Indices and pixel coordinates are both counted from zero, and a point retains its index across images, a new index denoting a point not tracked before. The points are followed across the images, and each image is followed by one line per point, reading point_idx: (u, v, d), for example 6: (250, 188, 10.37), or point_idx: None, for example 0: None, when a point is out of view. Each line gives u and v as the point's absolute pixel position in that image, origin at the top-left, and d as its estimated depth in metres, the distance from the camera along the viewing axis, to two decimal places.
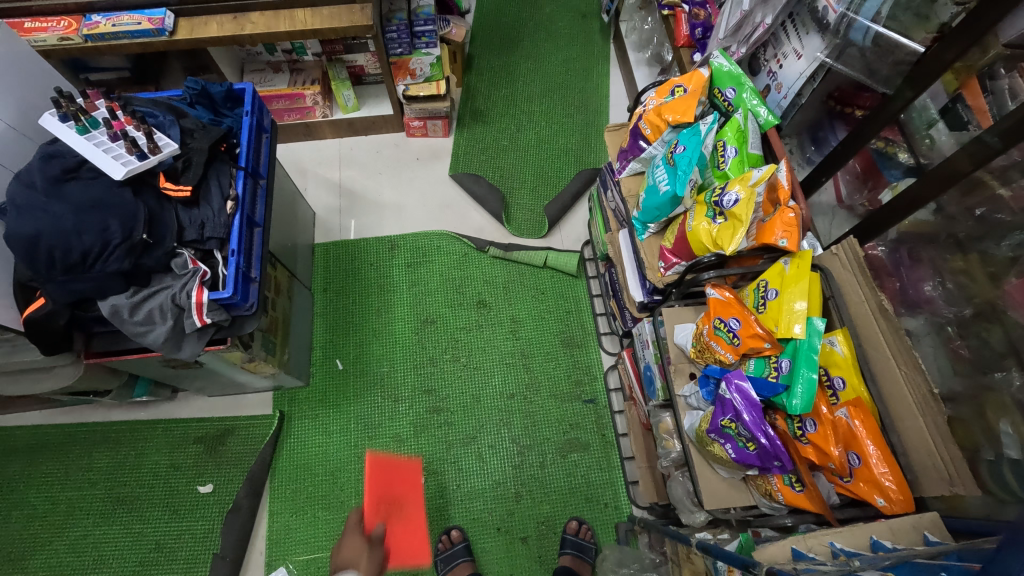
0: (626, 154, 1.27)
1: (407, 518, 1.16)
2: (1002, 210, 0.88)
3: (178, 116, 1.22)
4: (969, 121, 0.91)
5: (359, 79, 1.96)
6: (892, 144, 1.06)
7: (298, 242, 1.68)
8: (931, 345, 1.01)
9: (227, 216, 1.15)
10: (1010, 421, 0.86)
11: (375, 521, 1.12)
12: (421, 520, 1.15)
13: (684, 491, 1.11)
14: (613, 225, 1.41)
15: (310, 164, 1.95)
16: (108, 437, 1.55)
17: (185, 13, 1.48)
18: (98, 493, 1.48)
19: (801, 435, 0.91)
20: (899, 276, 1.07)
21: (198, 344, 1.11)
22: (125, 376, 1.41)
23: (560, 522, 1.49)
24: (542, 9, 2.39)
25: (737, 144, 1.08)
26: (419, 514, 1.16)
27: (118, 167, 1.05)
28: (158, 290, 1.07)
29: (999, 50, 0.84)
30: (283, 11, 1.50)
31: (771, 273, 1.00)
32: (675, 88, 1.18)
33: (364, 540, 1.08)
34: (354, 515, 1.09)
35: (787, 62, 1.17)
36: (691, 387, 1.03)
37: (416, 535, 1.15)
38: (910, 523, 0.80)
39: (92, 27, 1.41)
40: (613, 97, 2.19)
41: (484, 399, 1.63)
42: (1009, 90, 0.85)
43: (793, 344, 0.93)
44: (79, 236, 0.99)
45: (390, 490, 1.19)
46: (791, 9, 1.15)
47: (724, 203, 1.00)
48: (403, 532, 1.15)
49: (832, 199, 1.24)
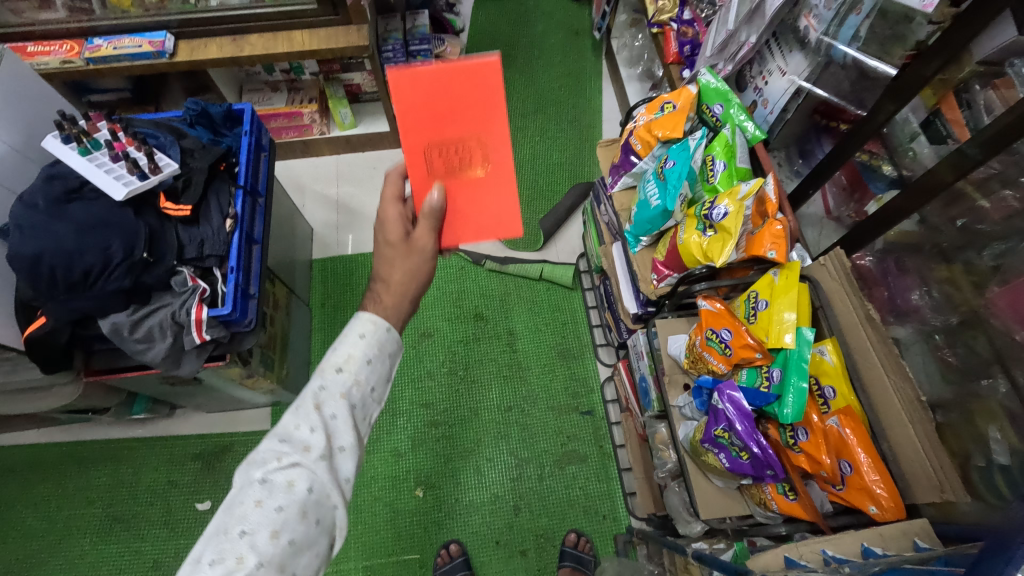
0: (618, 169, 1.29)
1: (480, 162, 0.92)
2: (984, 221, 0.90)
3: (177, 136, 1.24)
4: (948, 135, 0.93)
5: (356, 97, 1.99)
6: (875, 156, 1.10)
7: (296, 257, 1.70)
8: (920, 353, 1.03)
9: (226, 234, 1.17)
10: (999, 427, 0.88)
11: (427, 181, 0.91)
12: (502, 175, 0.93)
13: (680, 501, 1.12)
14: (607, 238, 1.43)
15: (307, 181, 1.98)
16: (106, 455, 1.55)
17: (185, 36, 1.52)
18: (95, 511, 1.48)
19: (794, 444, 0.93)
20: (887, 285, 1.09)
21: (197, 361, 1.13)
22: (123, 394, 1.42)
23: (559, 534, 1.49)
24: (535, 27, 2.43)
25: (726, 159, 1.10)
26: (509, 186, 0.94)
27: (119, 187, 1.07)
28: (159, 307, 1.09)
29: (973, 67, 0.87)
30: (281, 33, 1.53)
31: (761, 283, 1.02)
32: (664, 105, 1.21)
33: (407, 222, 0.93)
34: (393, 188, 0.94)
35: (772, 79, 1.22)
36: (685, 398, 1.05)
37: (490, 172, 0.93)
38: (900, 530, 0.81)
39: (94, 50, 1.44)
40: (606, 112, 2.22)
41: (482, 411, 1.63)
42: (985, 104, 0.87)
43: (784, 354, 0.95)
44: (81, 254, 1.00)
45: (449, 114, 0.87)
46: (775, 28, 1.19)
47: (714, 216, 1.02)
48: (477, 181, 0.93)
49: (820, 210, 1.27)
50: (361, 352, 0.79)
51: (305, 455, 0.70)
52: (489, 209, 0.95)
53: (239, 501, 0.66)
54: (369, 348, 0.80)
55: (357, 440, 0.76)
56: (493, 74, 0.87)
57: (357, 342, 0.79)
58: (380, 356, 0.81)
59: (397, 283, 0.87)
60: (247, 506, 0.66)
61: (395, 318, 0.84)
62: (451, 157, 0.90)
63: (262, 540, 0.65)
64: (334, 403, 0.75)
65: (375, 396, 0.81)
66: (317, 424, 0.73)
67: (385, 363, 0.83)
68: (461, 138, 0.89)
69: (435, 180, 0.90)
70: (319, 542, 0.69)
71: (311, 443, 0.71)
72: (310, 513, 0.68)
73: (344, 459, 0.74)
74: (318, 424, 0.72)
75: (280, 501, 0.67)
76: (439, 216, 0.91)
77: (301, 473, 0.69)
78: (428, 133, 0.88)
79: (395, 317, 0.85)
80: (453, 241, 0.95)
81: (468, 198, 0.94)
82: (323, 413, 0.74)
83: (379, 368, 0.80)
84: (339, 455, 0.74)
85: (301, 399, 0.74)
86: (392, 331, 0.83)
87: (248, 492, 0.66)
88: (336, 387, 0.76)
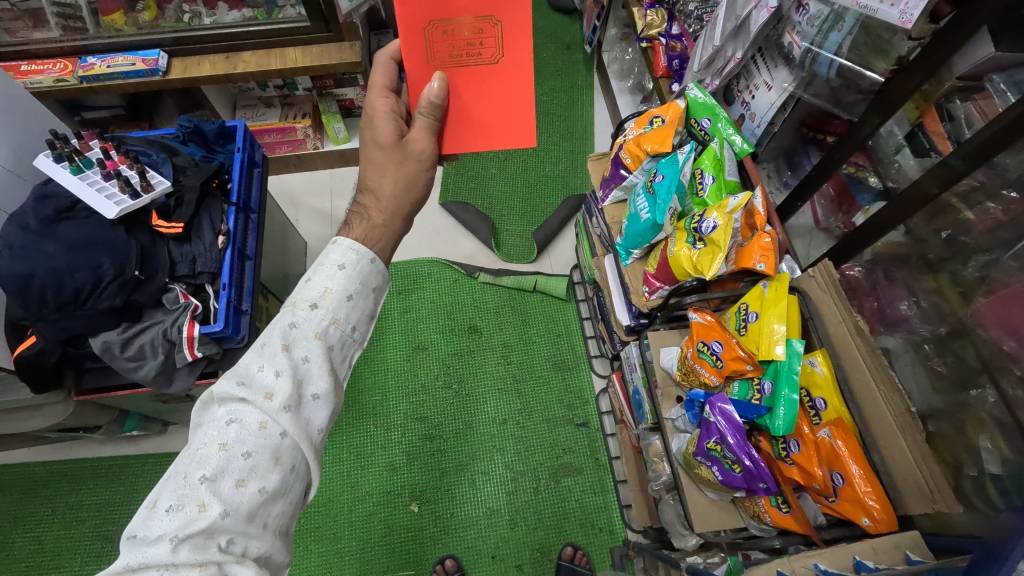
0: (609, 182, 1.30)
1: (492, 53, 0.85)
2: (968, 232, 0.91)
3: (170, 154, 1.25)
4: (931, 148, 0.95)
5: (349, 112, 2.00)
6: (862, 168, 1.11)
7: (290, 272, 1.70)
8: (910, 363, 1.03)
9: (218, 250, 1.17)
10: (989, 436, 0.88)
11: (427, 69, 0.84)
12: (515, 73, 0.87)
13: (675, 514, 1.13)
14: (599, 249, 1.44)
15: (301, 195, 1.98)
16: (97, 474, 1.53)
17: (179, 53, 1.53)
18: (86, 531, 1.46)
19: (786, 456, 0.93)
20: (876, 296, 1.10)
21: (188, 378, 1.13)
22: (115, 412, 1.41)
23: (555, 548, 1.48)
24: None
25: (714, 172, 1.12)
26: (523, 87, 0.88)
27: (110, 207, 1.07)
28: (150, 324, 1.09)
29: (953, 82, 0.88)
30: (275, 50, 1.54)
31: (752, 295, 1.03)
32: (653, 119, 1.23)
33: (400, 112, 0.87)
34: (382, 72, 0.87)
35: (758, 93, 1.23)
36: (678, 410, 1.05)
37: (501, 65, 0.86)
38: (892, 542, 0.81)
39: (87, 68, 1.45)
40: (598, 125, 2.25)
41: (477, 424, 1.63)
42: (965, 117, 0.89)
43: (774, 365, 0.95)
44: (71, 273, 1.00)
45: None
46: (760, 43, 1.20)
47: (703, 229, 1.03)
48: (484, 73, 0.86)
49: (810, 221, 1.28)
50: (339, 288, 0.71)
51: (271, 399, 0.64)
52: (497, 103, 0.88)
53: (200, 445, 0.61)
54: (345, 285, 0.72)
55: (332, 382, 0.70)
56: None
57: (333, 276, 0.72)
58: (360, 293, 0.74)
59: (389, 189, 0.83)
60: (208, 449, 0.60)
61: (391, 218, 0.82)
62: (459, 42, 0.82)
63: (227, 488, 0.59)
64: (305, 346, 0.68)
65: (356, 337, 0.74)
66: (284, 367, 0.66)
67: (364, 303, 0.75)
68: (471, 22, 0.81)
69: (436, 68, 0.84)
70: (293, 489, 0.65)
71: (276, 390, 0.65)
72: (282, 460, 0.63)
73: (317, 406, 0.68)
74: (285, 368, 0.66)
75: (248, 446, 0.62)
76: (439, 111, 0.85)
77: (267, 419, 0.63)
78: (432, 11, 0.80)
79: (383, 237, 0.79)
80: (453, 144, 0.90)
81: (474, 91, 0.87)
82: (293, 356, 0.68)
83: (357, 307, 0.73)
84: (310, 402, 0.67)
85: (269, 339, 0.68)
86: (376, 264, 0.76)
87: (210, 435, 0.61)
88: (308, 326, 0.69)
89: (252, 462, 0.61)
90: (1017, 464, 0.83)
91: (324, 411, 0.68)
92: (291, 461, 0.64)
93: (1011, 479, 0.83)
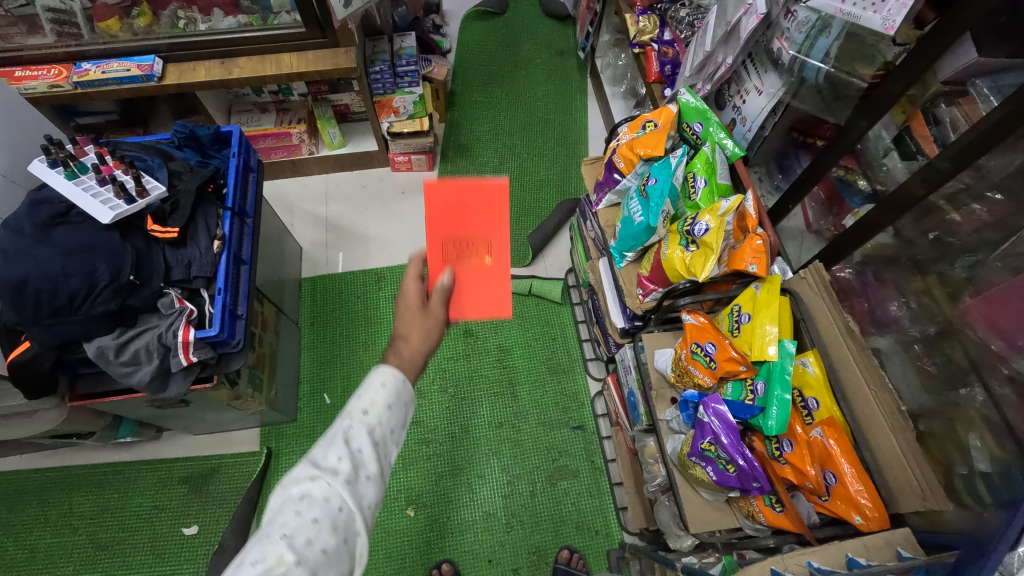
0: (602, 186, 1.31)
1: (484, 254, 0.88)
2: (955, 234, 0.93)
3: (165, 159, 1.25)
4: (918, 151, 0.97)
5: (344, 117, 2.01)
6: (851, 171, 1.12)
7: (285, 277, 1.70)
8: (900, 363, 1.04)
9: (213, 255, 1.17)
10: (979, 435, 0.89)
11: (440, 262, 0.88)
12: (504, 271, 0.87)
13: (670, 515, 1.13)
14: (593, 252, 1.45)
15: (296, 200, 1.99)
16: (91, 481, 1.52)
17: (174, 59, 1.53)
18: (79, 539, 1.45)
19: (779, 456, 0.94)
20: (867, 297, 1.11)
21: (183, 383, 1.12)
22: (109, 418, 1.40)
23: (552, 551, 1.48)
24: (521, 47, 2.48)
25: (707, 175, 1.13)
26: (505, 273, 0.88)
27: (106, 212, 1.07)
28: (145, 329, 1.09)
29: (938, 87, 0.91)
30: (270, 55, 1.55)
31: (743, 297, 1.04)
32: (646, 124, 1.24)
33: (426, 293, 0.87)
34: (413, 254, 0.88)
35: (749, 97, 1.24)
36: (672, 412, 1.06)
37: (492, 265, 0.88)
38: (883, 539, 0.81)
39: (82, 74, 1.45)
40: (591, 129, 2.26)
41: (473, 428, 1.63)
42: (951, 121, 0.91)
43: (767, 366, 0.96)
44: (67, 279, 1.00)
45: (462, 215, 0.87)
46: (750, 49, 1.22)
47: (696, 232, 1.04)
48: (480, 271, 0.87)
49: (801, 224, 1.30)
50: (383, 396, 0.75)
51: (333, 480, 0.68)
52: (484, 286, 0.87)
53: (274, 515, 0.65)
54: (393, 393, 0.77)
55: (380, 474, 0.74)
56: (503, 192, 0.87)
57: (378, 391, 0.75)
58: (400, 402, 0.78)
59: (415, 344, 0.82)
60: (283, 516, 0.65)
61: (410, 370, 0.80)
62: (457, 245, 0.87)
63: (299, 548, 0.63)
64: (361, 437, 0.73)
65: (395, 436, 0.78)
66: (344, 453, 0.71)
67: (405, 405, 0.79)
68: (471, 241, 0.88)
69: (447, 267, 0.87)
70: (346, 565, 0.66)
71: (340, 469, 0.69)
72: (340, 531, 0.67)
73: (369, 486, 0.72)
74: (346, 453, 0.71)
75: (316, 513, 0.66)
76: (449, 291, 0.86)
77: (331, 494, 0.68)
78: (444, 227, 0.87)
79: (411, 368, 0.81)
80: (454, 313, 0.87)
81: (470, 281, 0.88)
82: (351, 446, 0.72)
83: (401, 410, 0.77)
84: (363, 483, 0.71)
85: (330, 431, 0.73)
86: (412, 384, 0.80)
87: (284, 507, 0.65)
88: (362, 424, 0.73)
89: (316, 537, 0.64)
90: (1006, 462, 0.84)
91: (372, 497, 0.72)
92: (348, 534, 0.67)
93: (1001, 477, 0.84)
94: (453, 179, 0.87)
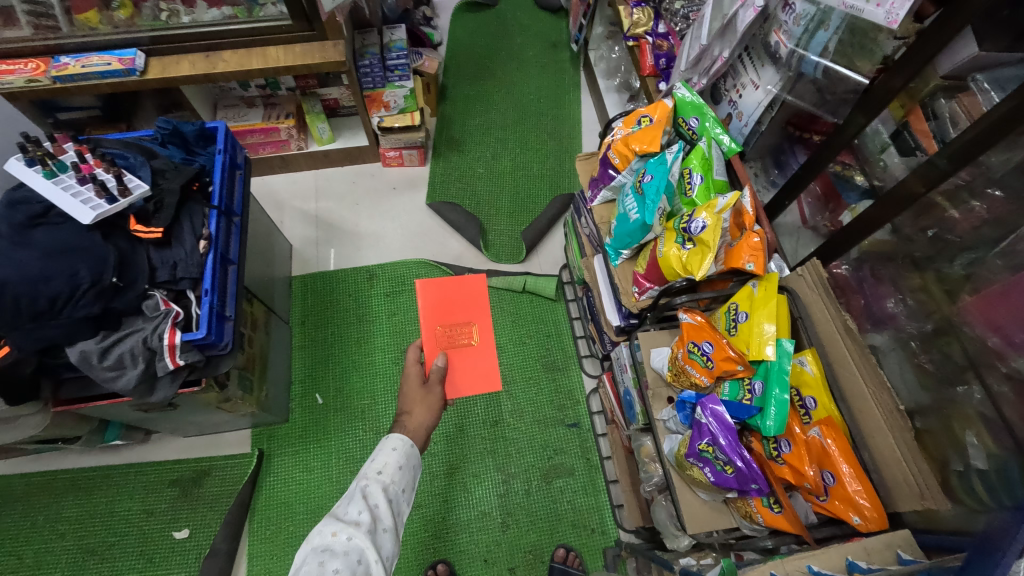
0: (598, 182, 1.30)
1: (473, 337, 1.18)
2: (954, 231, 0.92)
3: (148, 156, 1.22)
4: (917, 146, 0.95)
5: (334, 112, 1.97)
6: (849, 167, 1.11)
7: (275, 275, 1.67)
8: (897, 361, 1.04)
9: (199, 256, 1.14)
10: (975, 432, 0.89)
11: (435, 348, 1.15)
12: (488, 347, 1.17)
13: (667, 515, 1.12)
14: (588, 250, 1.43)
15: (285, 197, 1.95)
16: (78, 485, 1.50)
17: (156, 53, 1.49)
18: (67, 544, 1.43)
19: (777, 456, 0.93)
20: (863, 294, 1.11)
21: (170, 387, 1.09)
22: (95, 422, 1.37)
23: (548, 550, 1.47)
24: (514, 39, 2.44)
25: (703, 172, 1.12)
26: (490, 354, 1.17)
27: (86, 211, 1.03)
28: (129, 332, 1.06)
29: (938, 81, 0.89)
30: (256, 48, 1.51)
31: (741, 295, 1.03)
32: (641, 119, 1.22)
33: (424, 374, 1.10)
34: (412, 346, 1.12)
35: (745, 92, 1.23)
36: (669, 411, 1.04)
37: (478, 344, 1.18)
38: (883, 542, 0.81)
39: (61, 68, 1.40)
40: (585, 123, 2.24)
41: (467, 427, 1.62)
42: (950, 116, 0.89)
43: (764, 365, 0.95)
44: (46, 281, 0.97)
45: (452, 306, 1.19)
46: (746, 42, 1.21)
47: (693, 229, 1.02)
48: (470, 348, 1.17)
49: (797, 219, 1.28)
50: (394, 460, 0.93)
51: (356, 530, 0.83)
52: (474, 364, 1.16)
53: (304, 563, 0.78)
54: (405, 455, 0.95)
55: (394, 529, 0.88)
56: (479, 282, 1.24)
57: (389, 455, 0.93)
58: (408, 464, 0.96)
59: (418, 419, 1.02)
60: (311, 565, 0.77)
61: (416, 438, 0.99)
62: (450, 334, 1.17)
63: None
64: (377, 495, 0.89)
65: (405, 496, 0.94)
66: (364, 508, 0.86)
67: (412, 470, 0.97)
68: (459, 324, 1.18)
69: (441, 350, 1.15)
70: None
71: (361, 521, 0.84)
72: None
73: (385, 539, 0.85)
74: (365, 507, 0.85)
75: (337, 564, 0.77)
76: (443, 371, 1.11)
77: (353, 544, 0.81)
78: (437, 319, 1.17)
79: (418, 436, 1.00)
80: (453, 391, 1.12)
81: (463, 359, 1.15)
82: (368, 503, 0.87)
83: (410, 473, 0.94)
84: (381, 536, 0.85)
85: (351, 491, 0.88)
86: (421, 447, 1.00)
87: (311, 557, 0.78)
88: (377, 482, 0.90)
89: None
90: (1003, 459, 0.84)
91: (390, 550, 0.85)
92: None
93: (998, 475, 0.84)
94: (439, 279, 1.21)
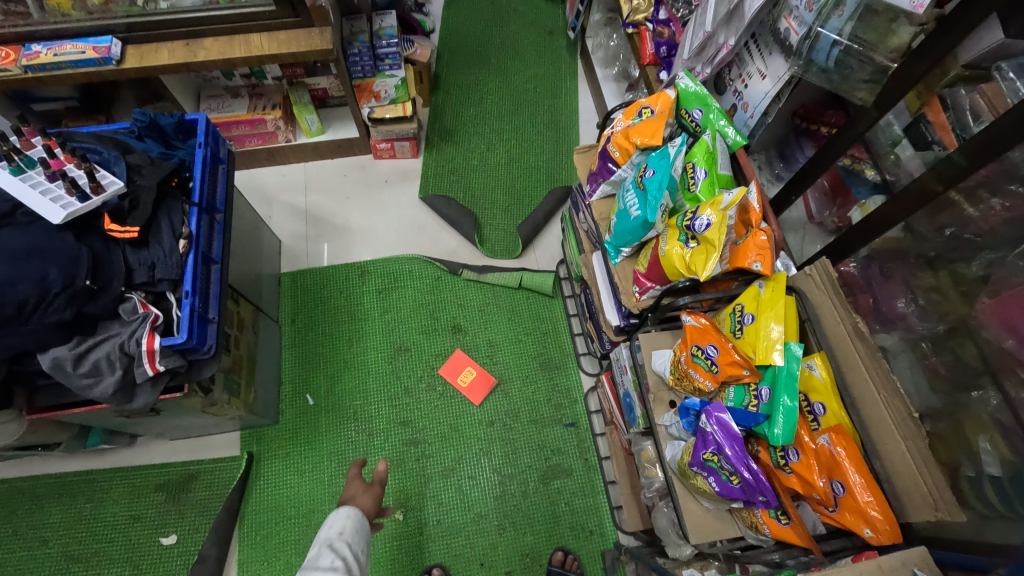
0: (596, 176, 1.24)
1: None
2: (971, 229, 0.88)
3: (123, 151, 1.16)
4: (933, 140, 0.91)
5: (322, 102, 1.91)
6: (859, 161, 1.07)
7: (263, 273, 1.62)
8: (907, 363, 1.00)
9: (179, 256, 1.08)
10: (989, 438, 0.85)
11: None
12: None
13: (669, 522, 1.08)
14: (587, 246, 1.38)
15: (273, 191, 1.89)
16: (61, 491, 1.45)
17: (133, 40, 1.42)
18: (50, 552, 1.38)
19: (784, 465, 0.89)
20: (872, 293, 1.07)
21: (151, 394, 1.04)
22: (76, 427, 1.32)
23: (546, 553, 1.44)
24: (508, 26, 2.37)
25: (707, 166, 1.07)
26: None
27: (57, 210, 0.98)
28: (105, 338, 1.01)
29: (958, 71, 0.84)
30: (238, 36, 1.44)
31: (747, 296, 0.99)
32: (642, 110, 1.16)
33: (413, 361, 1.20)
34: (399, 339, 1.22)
35: (752, 82, 1.17)
36: (671, 416, 1.00)
37: None
38: (898, 559, 0.77)
39: (32, 57, 1.33)
40: (582, 113, 2.18)
41: (463, 428, 1.58)
42: (970, 108, 0.85)
43: (772, 371, 0.91)
44: (14, 285, 0.91)
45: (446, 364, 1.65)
46: (753, 29, 1.15)
47: (696, 227, 0.98)
48: None
49: (803, 214, 1.24)
50: (349, 524, 1.06)
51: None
52: None
53: None
54: (356, 522, 1.08)
55: None
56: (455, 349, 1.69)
57: (345, 519, 1.06)
58: (362, 530, 1.08)
59: None
60: None
61: None
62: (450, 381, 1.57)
63: None
64: (343, 547, 1.02)
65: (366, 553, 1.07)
66: (335, 558, 0.99)
67: (365, 538, 1.09)
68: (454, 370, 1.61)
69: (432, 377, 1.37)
70: None
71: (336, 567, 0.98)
72: None
73: None
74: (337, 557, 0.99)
75: None
76: None
77: None
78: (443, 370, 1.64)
79: None
80: None
81: None
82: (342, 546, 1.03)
83: (365, 536, 1.07)
84: None
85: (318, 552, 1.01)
86: (366, 520, 1.10)
87: None
88: (341, 537, 1.04)
89: None
90: (1018, 467, 0.80)
91: None
92: None
93: (1014, 484, 0.81)
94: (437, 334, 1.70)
